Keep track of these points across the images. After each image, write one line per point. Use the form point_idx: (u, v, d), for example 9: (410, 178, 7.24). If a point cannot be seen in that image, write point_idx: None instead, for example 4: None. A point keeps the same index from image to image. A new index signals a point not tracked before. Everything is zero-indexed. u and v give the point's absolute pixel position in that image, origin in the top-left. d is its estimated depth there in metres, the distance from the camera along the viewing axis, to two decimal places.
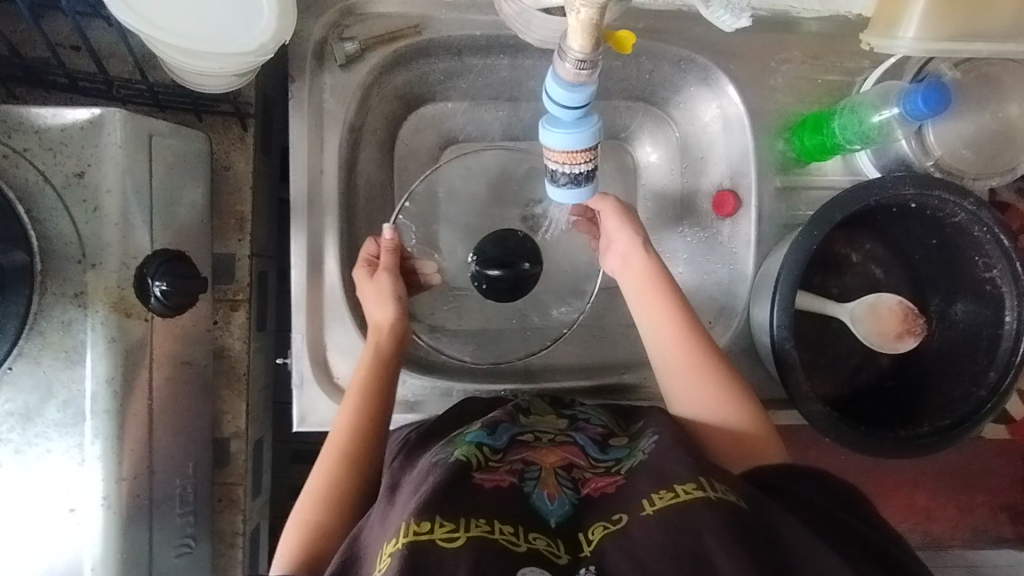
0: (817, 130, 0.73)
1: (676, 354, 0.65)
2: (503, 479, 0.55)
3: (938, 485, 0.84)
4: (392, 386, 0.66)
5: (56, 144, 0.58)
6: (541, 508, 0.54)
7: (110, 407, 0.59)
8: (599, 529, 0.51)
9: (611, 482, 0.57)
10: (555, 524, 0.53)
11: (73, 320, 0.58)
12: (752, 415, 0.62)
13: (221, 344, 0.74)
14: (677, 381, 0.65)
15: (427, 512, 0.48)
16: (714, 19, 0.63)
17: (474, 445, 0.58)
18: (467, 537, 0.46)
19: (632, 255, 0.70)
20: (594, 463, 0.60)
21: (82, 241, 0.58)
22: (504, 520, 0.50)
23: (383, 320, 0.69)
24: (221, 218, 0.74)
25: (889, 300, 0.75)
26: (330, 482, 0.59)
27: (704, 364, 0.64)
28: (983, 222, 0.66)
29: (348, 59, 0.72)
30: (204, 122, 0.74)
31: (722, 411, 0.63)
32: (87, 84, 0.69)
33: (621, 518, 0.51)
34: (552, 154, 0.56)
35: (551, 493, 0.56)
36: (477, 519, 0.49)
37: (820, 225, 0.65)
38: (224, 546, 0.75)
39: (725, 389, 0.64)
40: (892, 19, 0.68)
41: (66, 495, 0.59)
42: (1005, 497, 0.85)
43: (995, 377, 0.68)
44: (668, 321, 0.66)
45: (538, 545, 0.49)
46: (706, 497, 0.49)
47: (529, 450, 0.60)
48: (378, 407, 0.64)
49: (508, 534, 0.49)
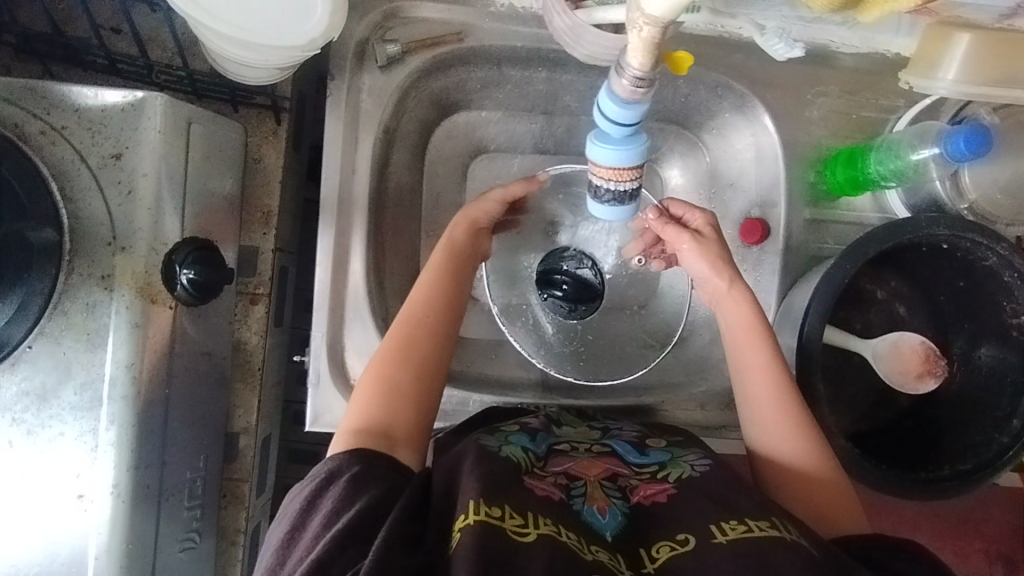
0: (850, 164, 0.72)
1: (760, 384, 0.62)
2: (553, 491, 0.53)
3: (942, 527, 0.81)
4: (467, 278, 0.68)
5: (95, 125, 0.58)
6: (594, 522, 0.52)
7: (128, 393, 0.58)
8: (664, 548, 0.50)
9: (661, 490, 0.56)
10: (611, 538, 0.52)
11: (98, 303, 0.58)
12: (830, 464, 0.59)
13: (238, 337, 0.73)
14: (758, 413, 0.61)
15: (497, 499, 0.48)
16: (768, 50, 0.65)
17: (520, 448, 0.58)
18: (538, 534, 0.46)
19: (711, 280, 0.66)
20: (637, 471, 0.60)
21: (113, 224, 0.58)
22: (568, 527, 0.49)
23: (477, 220, 0.71)
24: (248, 211, 0.74)
25: (912, 339, 0.75)
26: (402, 346, 0.60)
27: (784, 402, 0.61)
28: (1015, 268, 0.66)
29: (389, 61, 0.72)
30: (239, 114, 0.73)
31: (800, 454, 0.59)
32: (127, 68, 0.69)
33: (688, 539, 0.50)
34: (598, 170, 0.57)
35: (600, 508, 0.54)
36: (545, 518, 0.49)
37: (852, 258, 0.65)
38: (226, 543, 0.73)
39: (809, 434, 0.60)
40: (931, 62, 0.69)
41: (75, 480, 0.58)
42: (1001, 546, 0.82)
43: (1018, 424, 0.68)
44: (750, 348, 0.63)
45: (602, 558, 0.48)
46: (782, 537, 0.48)
47: (570, 461, 0.59)
48: (452, 293, 0.65)
49: (574, 541, 0.48)
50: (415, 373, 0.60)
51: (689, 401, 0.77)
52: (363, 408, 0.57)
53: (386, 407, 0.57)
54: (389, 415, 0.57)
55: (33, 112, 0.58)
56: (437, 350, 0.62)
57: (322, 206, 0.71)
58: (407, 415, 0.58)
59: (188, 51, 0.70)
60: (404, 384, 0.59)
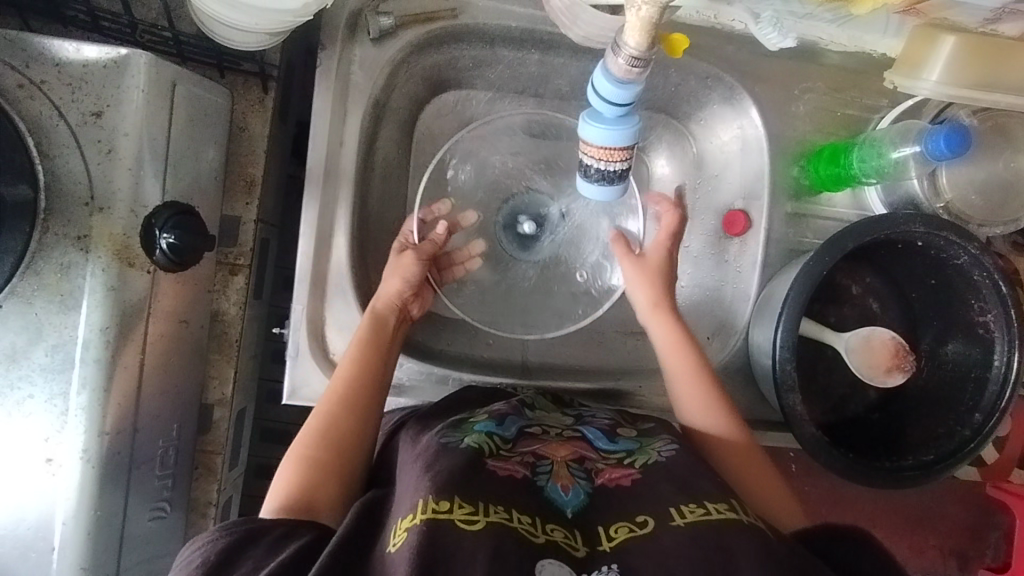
0: (834, 161, 0.74)
1: (687, 389, 0.65)
2: (516, 471, 0.54)
3: (896, 523, 0.84)
4: (390, 361, 0.65)
5: (75, 81, 0.56)
6: (556, 500, 0.53)
7: (101, 356, 0.57)
8: (622, 528, 0.51)
9: (626, 475, 0.57)
10: (572, 515, 0.52)
11: (73, 264, 0.56)
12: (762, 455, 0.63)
13: (217, 307, 0.72)
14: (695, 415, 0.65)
15: (447, 491, 0.48)
16: (762, 38, 0.72)
17: (484, 434, 0.58)
18: (486, 522, 0.47)
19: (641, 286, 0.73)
20: (606, 455, 0.60)
21: (92, 183, 0.56)
22: (522, 510, 0.50)
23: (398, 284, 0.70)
24: (231, 180, 0.72)
25: (883, 334, 0.77)
26: (328, 422, 0.59)
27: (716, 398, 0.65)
28: (985, 268, 0.68)
29: (381, 34, 0.71)
30: (225, 80, 0.72)
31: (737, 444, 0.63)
32: (110, 25, 0.67)
33: (647, 521, 0.51)
34: (589, 149, 0.57)
35: (564, 485, 0.55)
36: (496, 506, 0.49)
37: (832, 253, 0.66)
38: (196, 515, 0.72)
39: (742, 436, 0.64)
40: (917, 62, 0.70)
41: (43, 444, 0.56)
42: (956, 541, 0.85)
43: (980, 418, 0.69)
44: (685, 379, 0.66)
45: (556, 537, 0.49)
46: (740, 521, 0.49)
47: (539, 443, 0.60)
48: (376, 374, 0.63)
49: (526, 524, 0.48)
50: (335, 449, 0.57)
51: (667, 387, 0.78)
52: (285, 482, 0.55)
53: (309, 483, 0.54)
54: (311, 487, 0.54)
55: (11, 64, 0.56)
56: (360, 428, 0.60)
57: (307, 178, 0.70)
58: (331, 488, 0.55)
59: (174, 12, 0.68)
60: (326, 461, 0.56)
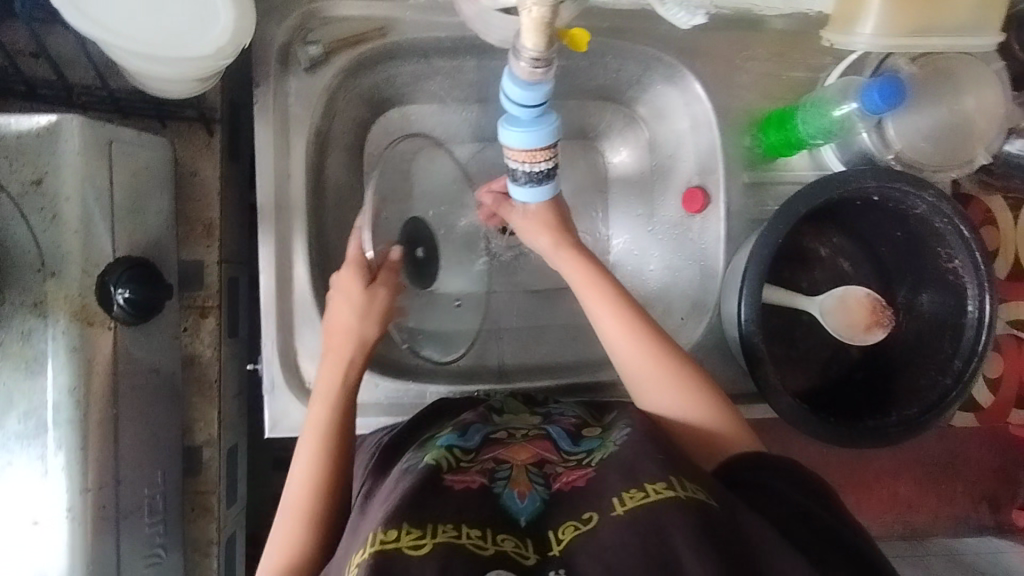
0: (781, 126, 0.73)
1: (632, 350, 0.63)
2: (473, 481, 0.55)
3: (919, 475, 0.83)
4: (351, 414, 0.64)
5: (11, 152, 0.57)
6: (511, 507, 0.54)
7: (73, 416, 0.58)
8: (570, 529, 0.51)
9: (582, 475, 0.56)
10: (525, 523, 0.53)
11: (33, 331, 0.57)
12: (708, 399, 0.62)
13: (190, 351, 0.73)
14: (639, 370, 0.63)
15: (394, 520, 0.48)
16: (672, 18, 0.69)
17: (444, 448, 0.59)
18: (433, 544, 0.47)
19: (574, 271, 0.67)
20: (566, 457, 0.60)
21: (41, 249, 0.58)
22: (472, 524, 0.50)
23: (361, 334, 0.67)
24: (188, 226, 0.73)
25: (857, 292, 0.76)
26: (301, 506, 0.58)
27: (664, 365, 0.62)
28: (945, 214, 0.66)
29: (313, 63, 0.71)
30: (168, 129, 0.73)
31: (693, 409, 0.62)
32: (47, 91, 0.68)
33: (592, 518, 0.51)
34: (513, 153, 0.58)
35: (520, 492, 0.55)
36: (444, 524, 0.49)
37: (785, 220, 0.66)
38: (198, 555, 0.74)
39: (697, 394, 0.62)
40: (851, 18, 0.69)
41: (30, 507, 0.58)
42: (985, 486, 0.84)
43: (959, 365, 0.69)
44: (627, 337, 0.63)
45: (506, 547, 0.49)
46: (675, 497, 0.49)
47: (501, 447, 0.61)
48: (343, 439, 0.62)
49: (474, 538, 0.49)
50: (307, 551, 0.57)
51: None
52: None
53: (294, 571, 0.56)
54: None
55: None
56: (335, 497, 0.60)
57: (259, 214, 0.71)
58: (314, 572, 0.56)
59: (108, 70, 0.70)
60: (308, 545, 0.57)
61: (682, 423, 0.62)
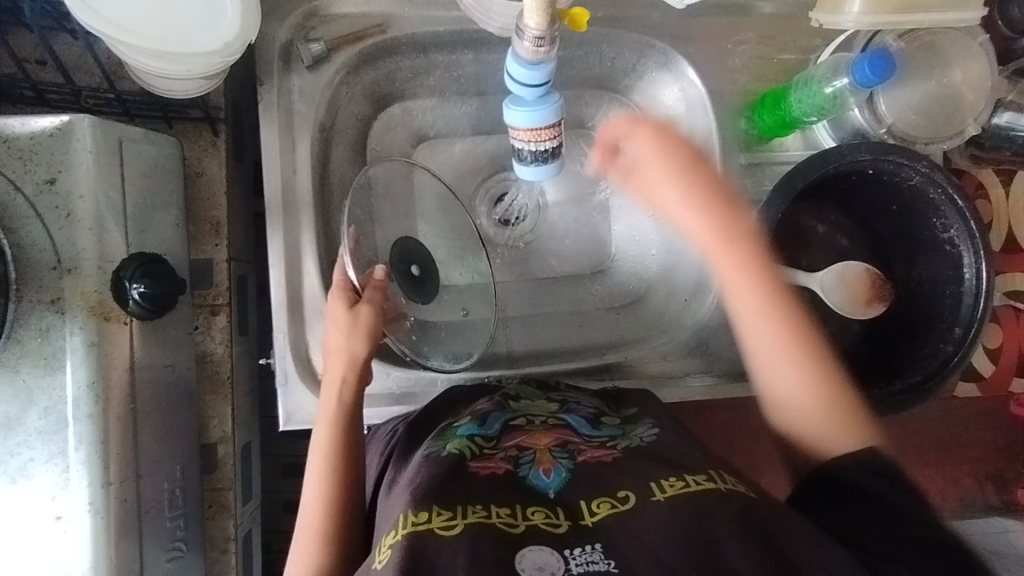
0: (775, 106, 0.75)
1: (760, 315, 0.59)
2: (498, 467, 0.56)
3: (926, 454, 0.84)
4: (352, 430, 0.63)
5: (25, 152, 0.58)
6: (538, 485, 0.55)
7: (93, 411, 0.59)
8: (604, 504, 0.51)
9: (607, 454, 0.58)
10: (555, 495, 0.54)
11: (51, 327, 0.58)
12: (826, 385, 0.58)
13: (203, 348, 0.74)
14: (756, 335, 0.59)
15: (425, 503, 0.50)
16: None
17: (466, 438, 0.60)
18: (465, 524, 0.48)
19: (689, 216, 0.61)
20: (588, 438, 0.61)
21: (56, 247, 0.58)
22: (501, 504, 0.51)
23: (351, 350, 0.65)
24: (197, 225, 0.74)
25: (856, 267, 0.78)
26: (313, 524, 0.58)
27: (791, 340, 0.58)
28: (939, 184, 0.69)
29: (315, 60, 0.73)
30: (174, 130, 0.74)
31: (807, 387, 0.58)
32: (55, 96, 0.69)
33: (629, 496, 0.51)
34: (518, 132, 0.60)
35: (546, 469, 0.56)
36: (474, 506, 0.50)
37: (785, 197, 0.67)
38: (217, 552, 0.74)
39: (821, 367, 0.58)
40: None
41: (52, 503, 0.58)
42: (989, 465, 0.85)
43: (960, 331, 0.70)
44: (759, 297, 0.59)
45: (536, 520, 0.50)
46: (716, 489, 0.51)
47: (523, 435, 0.61)
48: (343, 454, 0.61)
49: (505, 516, 0.50)
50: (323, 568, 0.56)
51: (653, 354, 0.79)
52: None
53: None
54: None
55: None
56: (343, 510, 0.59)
57: (268, 210, 0.72)
58: None
59: (114, 73, 0.71)
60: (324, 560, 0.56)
61: (789, 399, 0.59)
